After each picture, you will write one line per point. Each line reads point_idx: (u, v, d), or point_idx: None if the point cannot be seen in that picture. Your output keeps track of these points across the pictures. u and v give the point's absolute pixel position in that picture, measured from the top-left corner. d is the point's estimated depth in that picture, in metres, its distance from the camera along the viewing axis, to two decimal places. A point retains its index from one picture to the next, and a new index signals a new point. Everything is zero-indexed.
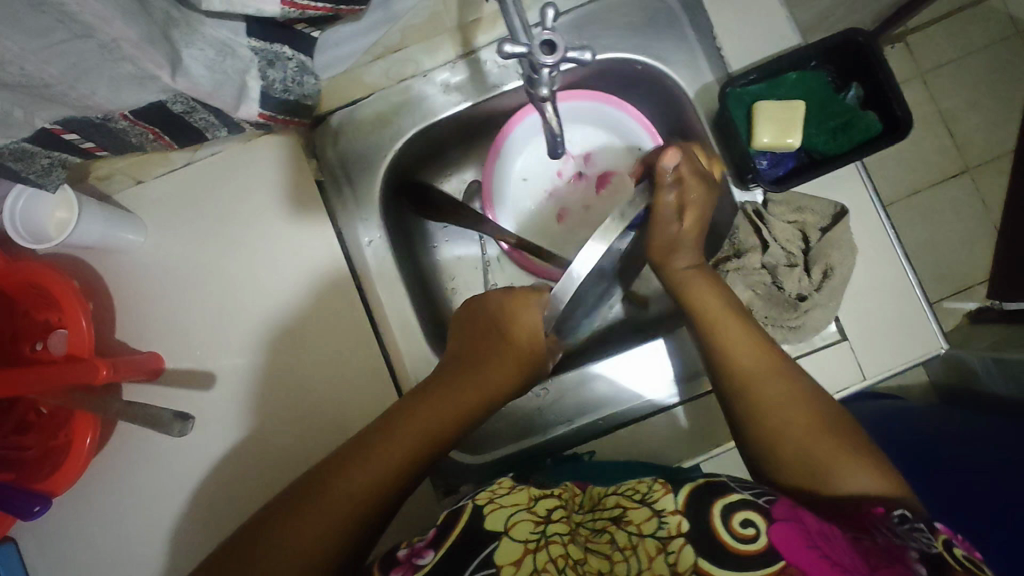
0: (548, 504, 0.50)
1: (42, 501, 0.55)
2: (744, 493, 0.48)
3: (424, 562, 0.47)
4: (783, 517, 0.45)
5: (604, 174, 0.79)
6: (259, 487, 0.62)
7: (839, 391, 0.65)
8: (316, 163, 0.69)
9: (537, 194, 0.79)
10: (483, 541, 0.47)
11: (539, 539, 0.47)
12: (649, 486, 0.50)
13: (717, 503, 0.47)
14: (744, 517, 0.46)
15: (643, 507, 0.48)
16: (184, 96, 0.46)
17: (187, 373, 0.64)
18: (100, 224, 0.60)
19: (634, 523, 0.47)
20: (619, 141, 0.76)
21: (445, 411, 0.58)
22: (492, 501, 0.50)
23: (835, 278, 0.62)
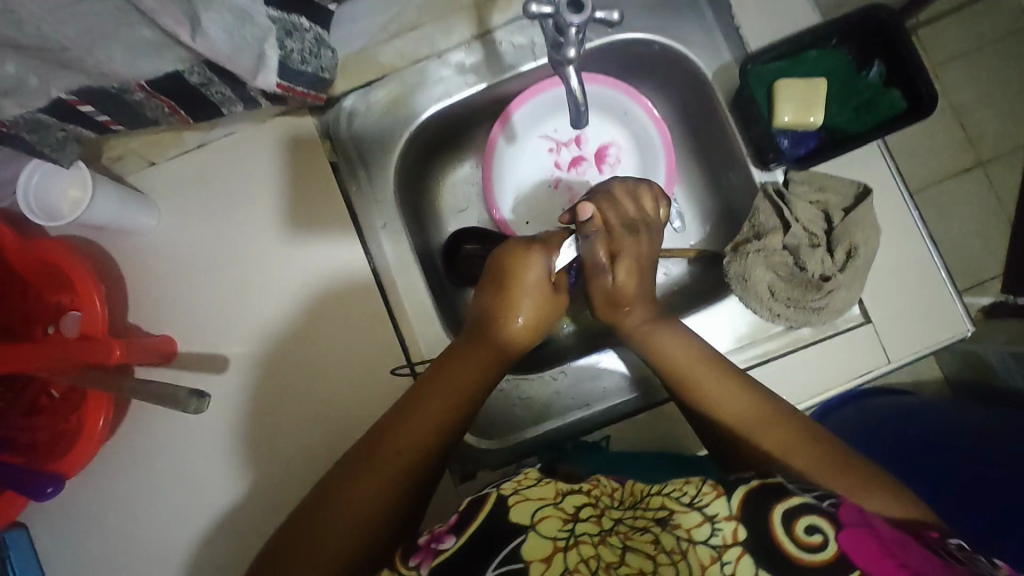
0: (577, 501, 0.47)
1: (55, 482, 0.53)
2: (806, 496, 0.44)
3: (446, 547, 0.44)
4: (852, 524, 0.42)
5: (599, 149, 0.78)
6: (273, 473, 0.62)
7: (862, 374, 0.63)
8: (330, 144, 0.68)
9: (540, 184, 0.78)
10: (510, 535, 0.44)
11: (570, 537, 0.44)
12: (697, 486, 0.46)
13: (779, 508, 0.43)
14: (809, 525, 0.42)
15: (693, 511, 0.44)
16: (201, 66, 0.45)
17: (199, 356, 0.63)
18: (114, 202, 0.60)
19: (682, 527, 0.44)
20: (608, 114, 0.76)
21: (456, 385, 0.56)
22: (519, 493, 0.46)
23: (859, 258, 0.61)
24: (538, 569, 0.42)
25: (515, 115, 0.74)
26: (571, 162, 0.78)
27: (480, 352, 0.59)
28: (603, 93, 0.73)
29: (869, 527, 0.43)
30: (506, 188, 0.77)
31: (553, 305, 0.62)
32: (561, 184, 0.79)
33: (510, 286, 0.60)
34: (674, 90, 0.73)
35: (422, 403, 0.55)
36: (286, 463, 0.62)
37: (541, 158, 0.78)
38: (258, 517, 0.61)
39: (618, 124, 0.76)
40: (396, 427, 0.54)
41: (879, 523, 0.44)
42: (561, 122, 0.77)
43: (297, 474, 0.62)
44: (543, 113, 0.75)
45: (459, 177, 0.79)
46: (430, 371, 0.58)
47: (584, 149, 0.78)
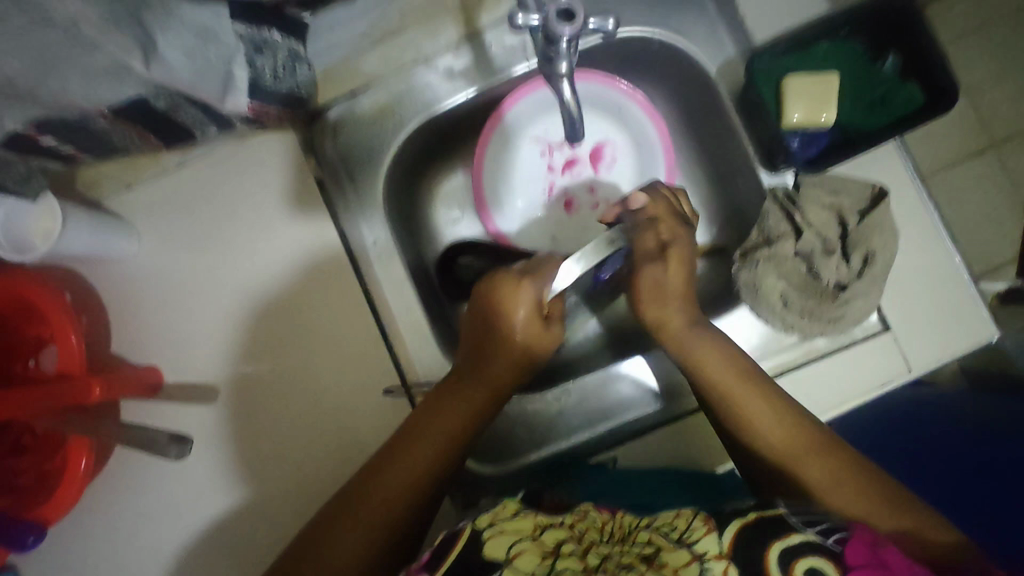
0: (558, 535, 0.44)
1: (36, 530, 0.52)
2: (808, 533, 0.44)
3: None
4: (860, 562, 0.41)
5: (595, 149, 0.74)
6: (271, 505, 0.59)
7: (881, 385, 0.60)
8: (314, 159, 0.64)
9: (535, 189, 0.75)
10: (484, 572, 0.41)
11: (548, 572, 0.41)
12: (686, 521, 0.46)
13: (774, 545, 0.42)
14: (809, 567, 0.41)
15: (681, 549, 0.43)
16: (166, 90, 0.42)
17: (187, 387, 0.61)
18: (88, 232, 0.57)
19: (671, 567, 0.42)
20: (602, 113, 0.72)
21: (456, 413, 0.55)
22: (493, 527, 0.44)
23: (877, 265, 0.57)
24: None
25: (504, 121, 0.70)
26: (565, 165, 0.74)
27: (474, 385, 0.56)
28: (595, 93, 0.70)
29: (887, 567, 0.41)
30: (499, 196, 0.74)
31: (550, 339, 0.58)
32: (556, 189, 0.75)
33: (500, 314, 0.56)
34: (676, 87, 0.69)
35: (415, 438, 0.54)
36: (285, 495, 0.60)
37: (533, 163, 0.74)
38: (259, 551, 0.59)
39: (613, 123, 0.72)
40: (389, 462, 0.52)
41: (902, 560, 0.41)
42: (552, 124, 0.73)
43: (295, 505, 0.59)
44: (534, 115, 0.72)
45: (453, 187, 0.75)
46: (429, 398, 0.57)
47: (577, 151, 0.74)
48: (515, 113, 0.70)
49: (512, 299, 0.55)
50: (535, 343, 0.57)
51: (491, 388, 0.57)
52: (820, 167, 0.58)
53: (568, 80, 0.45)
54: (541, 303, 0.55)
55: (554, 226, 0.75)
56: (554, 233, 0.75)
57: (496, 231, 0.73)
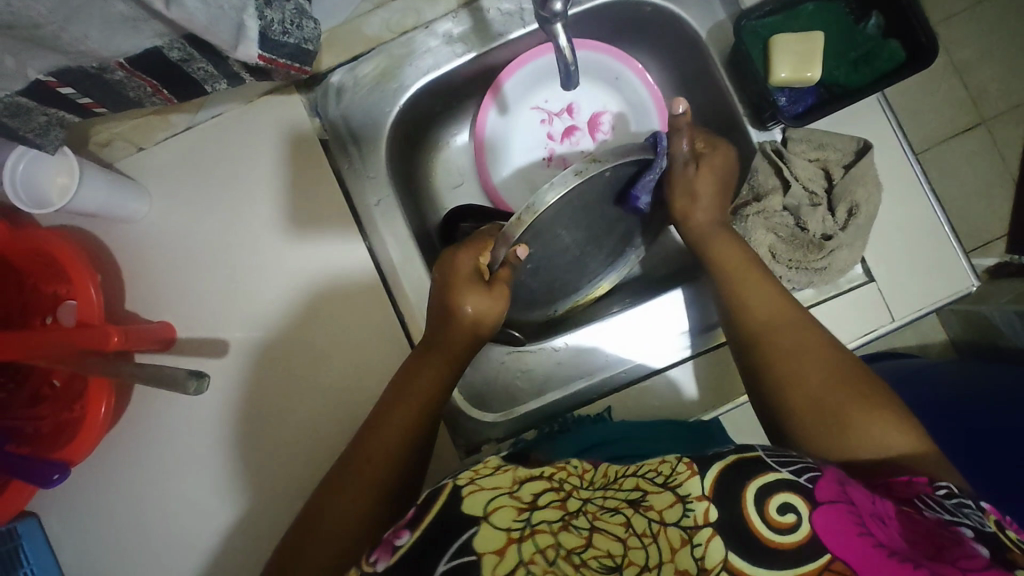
0: (534, 488, 0.45)
1: (61, 469, 0.53)
2: (783, 471, 0.43)
3: (400, 544, 0.42)
4: (829, 500, 0.41)
5: (593, 119, 0.77)
6: (282, 454, 0.62)
7: (867, 333, 0.63)
8: (320, 123, 0.67)
9: (535, 157, 0.77)
10: (460, 528, 0.42)
11: (525, 527, 0.42)
12: (671, 465, 0.45)
13: (751, 485, 0.43)
14: (783, 503, 0.41)
15: (665, 491, 0.44)
16: (181, 41, 0.44)
17: (199, 341, 0.63)
18: (103, 189, 0.59)
19: (655, 509, 0.43)
20: (600, 82, 0.75)
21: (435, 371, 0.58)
22: (472, 483, 0.45)
23: (861, 216, 0.60)
24: (488, 564, 0.40)
25: (504, 90, 0.73)
26: (564, 133, 0.77)
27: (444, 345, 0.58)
28: (592, 61, 0.72)
29: (853, 504, 0.41)
30: (500, 163, 0.76)
31: (505, 302, 0.58)
32: (556, 157, 0.77)
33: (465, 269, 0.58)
34: (669, 53, 0.71)
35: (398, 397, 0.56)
36: (295, 443, 0.62)
37: (533, 131, 0.77)
38: (273, 498, 0.61)
39: (610, 91, 0.75)
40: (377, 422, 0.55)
41: (867, 498, 0.42)
42: (551, 93, 0.75)
43: (304, 453, 0.62)
44: (534, 84, 0.74)
45: (454, 153, 0.78)
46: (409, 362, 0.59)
47: (577, 119, 0.77)
48: (517, 81, 0.73)
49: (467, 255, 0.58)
50: (486, 310, 0.57)
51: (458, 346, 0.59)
52: (804, 122, 0.61)
53: (560, 22, 0.48)
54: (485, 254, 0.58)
55: None
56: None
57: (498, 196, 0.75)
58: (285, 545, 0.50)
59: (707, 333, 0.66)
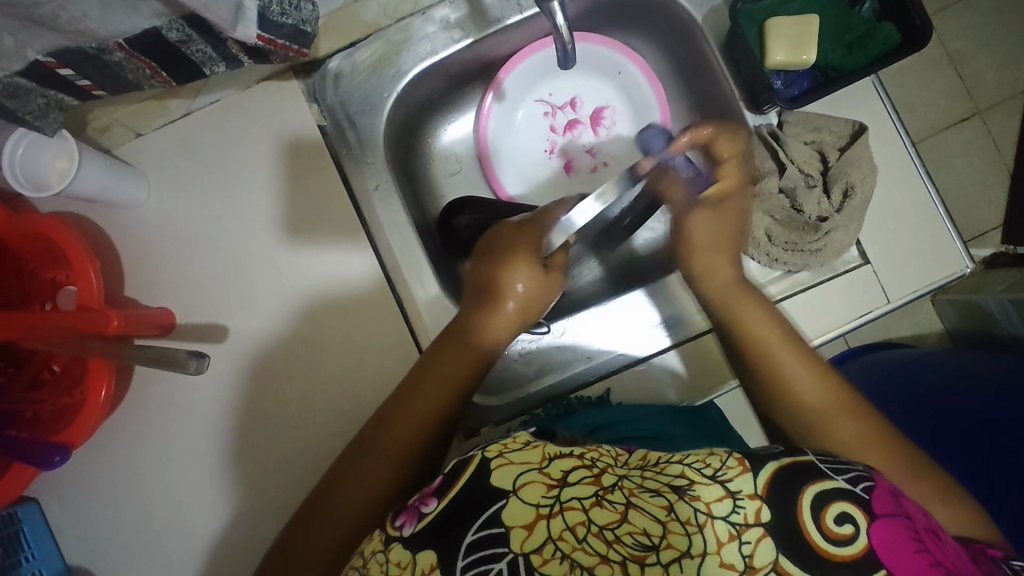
0: (565, 465, 0.45)
1: (63, 451, 0.54)
2: (839, 479, 0.44)
3: (427, 511, 0.44)
4: (886, 514, 0.42)
5: (595, 112, 0.77)
6: (283, 438, 0.62)
7: (862, 315, 0.63)
8: (317, 109, 0.67)
9: (537, 149, 0.77)
10: (488, 501, 0.43)
11: (555, 504, 0.43)
12: (721, 459, 0.45)
13: (809, 490, 0.43)
14: (839, 512, 0.42)
15: (715, 485, 0.43)
16: (180, 22, 0.45)
17: (199, 326, 0.63)
18: (102, 176, 0.59)
19: (701, 500, 0.42)
20: (602, 76, 0.76)
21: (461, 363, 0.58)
22: (501, 456, 0.46)
23: (856, 197, 0.60)
24: (517, 538, 0.41)
25: (506, 81, 0.73)
26: (567, 126, 0.78)
27: (466, 345, 0.59)
28: (594, 52, 0.73)
29: (906, 519, 0.42)
30: (501, 154, 0.76)
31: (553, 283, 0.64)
32: (557, 149, 0.78)
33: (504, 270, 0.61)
34: (665, 38, 0.72)
35: (417, 390, 0.56)
36: (295, 429, 0.62)
37: (536, 123, 0.77)
38: (274, 482, 0.61)
39: (612, 84, 0.76)
40: (392, 414, 0.55)
41: (917, 513, 0.44)
42: (556, 86, 0.76)
43: (304, 437, 0.62)
44: (537, 77, 0.75)
45: (452, 142, 0.78)
46: (430, 351, 0.59)
47: (580, 113, 0.77)
48: (520, 73, 0.74)
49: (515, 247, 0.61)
50: (535, 289, 0.62)
51: (480, 348, 0.60)
52: (801, 104, 0.61)
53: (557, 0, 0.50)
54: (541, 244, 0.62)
55: (550, 181, 0.77)
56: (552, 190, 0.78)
57: (496, 183, 0.75)
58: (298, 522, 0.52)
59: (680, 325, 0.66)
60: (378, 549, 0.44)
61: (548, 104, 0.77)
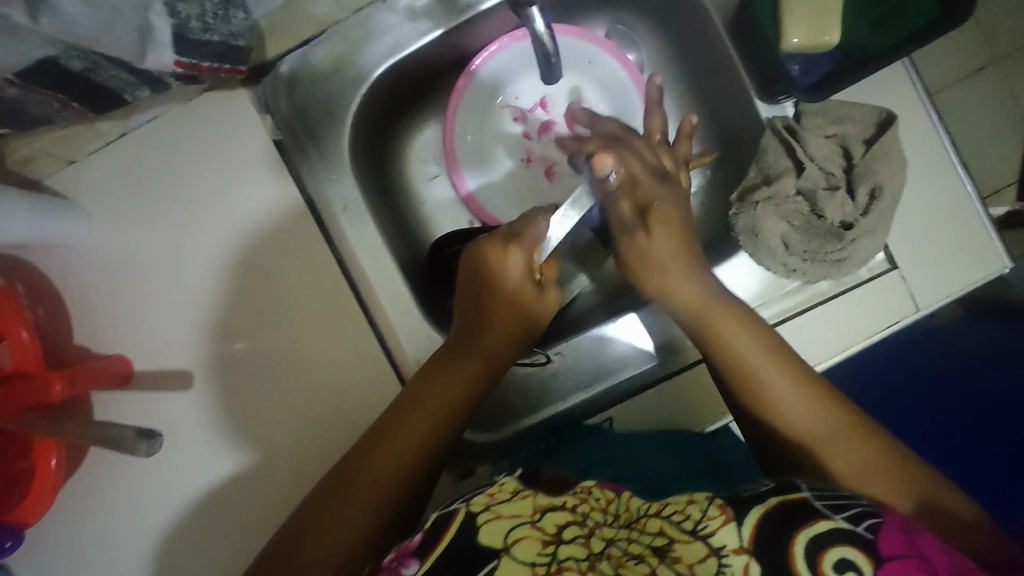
0: (559, 519, 0.40)
1: (15, 535, 0.49)
2: (839, 521, 0.38)
3: (411, 573, 0.37)
4: (902, 558, 0.36)
5: (570, 111, 0.70)
6: (258, 491, 0.56)
7: (888, 326, 0.57)
8: (271, 119, 0.59)
9: (509, 155, 0.70)
10: (480, 558, 0.37)
11: (551, 562, 0.37)
12: (701, 508, 0.40)
13: (799, 538, 0.37)
14: (839, 559, 0.37)
15: (696, 541, 0.38)
16: (80, 49, 0.36)
17: (159, 374, 0.57)
18: (26, 219, 0.51)
19: (683, 562, 0.37)
20: (577, 74, 0.68)
21: (455, 383, 0.52)
22: (488, 509, 0.39)
23: (884, 198, 0.53)
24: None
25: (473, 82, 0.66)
26: (540, 129, 0.70)
27: (451, 363, 0.52)
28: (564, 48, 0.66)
29: (925, 560, 0.37)
30: (469, 160, 0.69)
31: (549, 303, 0.56)
32: (533, 155, 0.71)
33: (491, 296, 0.53)
34: (662, 16, 0.63)
35: (407, 414, 0.50)
36: (271, 485, 0.56)
37: (505, 126, 0.70)
38: (256, 542, 0.55)
39: (586, 80, 0.69)
40: (378, 439, 0.49)
41: (939, 549, 0.37)
42: (520, 88, 0.69)
43: (283, 490, 0.56)
44: (508, 76, 0.68)
45: (426, 141, 0.70)
46: (423, 370, 0.53)
47: (551, 113, 0.70)
48: (489, 74, 0.66)
49: (502, 269, 0.52)
50: (526, 301, 0.54)
51: (469, 372, 0.52)
52: (824, 95, 0.54)
53: None
54: (532, 263, 0.53)
55: (527, 190, 0.71)
56: (522, 195, 0.70)
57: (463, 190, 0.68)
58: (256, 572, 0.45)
59: (680, 351, 0.59)
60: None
61: (519, 106, 0.70)
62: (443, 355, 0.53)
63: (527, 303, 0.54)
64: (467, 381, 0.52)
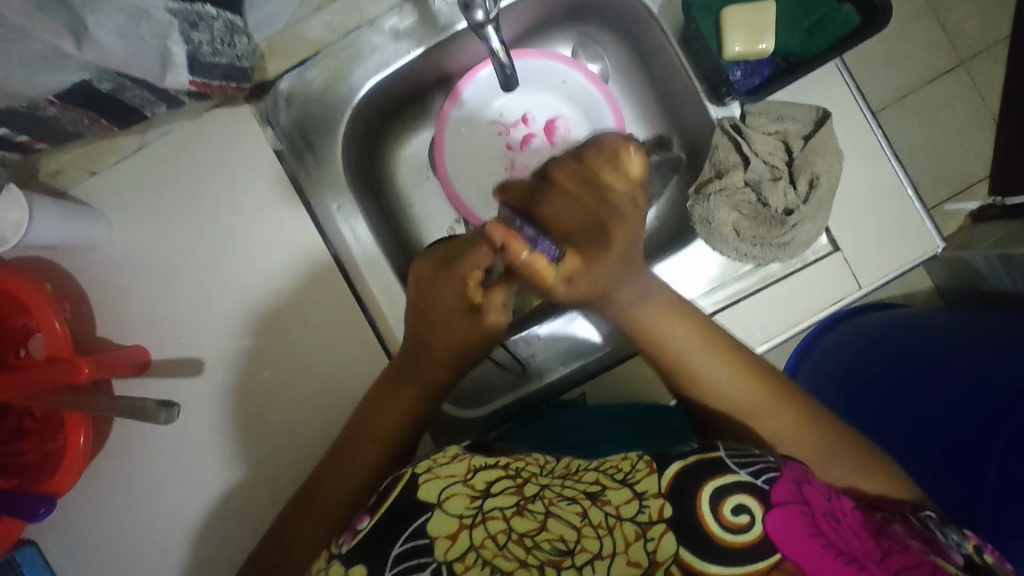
0: (489, 476, 0.45)
1: (47, 502, 0.55)
2: (742, 472, 0.43)
3: (362, 527, 0.43)
4: (787, 502, 0.42)
5: (549, 124, 0.76)
6: (266, 465, 0.62)
7: (832, 304, 0.63)
8: (272, 132, 0.65)
9: (496, 165, 0.77)
10: (415, 512, 0.43)
11: (477, 515, 0.43)
12: (632, 463, 0.46)
13: (706, 487, 0.43)
14: (736, 504, 0.42)
15: (623, 488, 0.44)
16: (109, 73, 0.43)
17: (175, 362, 0.63)
18: (57, 223, 0.58)
19: (611, 504, 0.43)
20: (552, 91, 0.75)
21: (407, 392, 0.56)
22: (429, 471, 0.45)
23: (822, 187, 0.59)
24: (441, 547, 0.41)
25: (462, 100, 0.73)
26: (523, 142, 0.77)
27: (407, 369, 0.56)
28: (538, 66, 0.73)
29: (807, 505, 0.43)
30: (460, 172, 0.75)
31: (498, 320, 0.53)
32: (518, 165, 0.77)
33: (438, 320, 0.53)
34: (622, 32, 0.71)
35: (380, 406, 0.55)
36: (278, 461, 0.62)
37: (492, 140, 0.77)
38: (263, 511, 0.61)
39: (560, 94, 0.75)
40: (355, 436, 0.55)
41: (821, 497, 0.44)
42: (503, 105, 0.76)
43: (288, 463, 0.62)
44: (491, 95, 0.75)
45: (414, 151, 0.77)
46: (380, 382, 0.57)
47: (534, 127, 0.77)
48: (477, 96, 0.74)
49: (443, 299, 0.52)
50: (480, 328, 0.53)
51: (422, 378, 0.56)
52: (760, 97, 0.60)
53: (488, 28, 0.54)
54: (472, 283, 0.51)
55: None
56: None
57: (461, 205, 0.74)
58: (262, 549, 0.52)
59: None
60: (321, 566, 0.43)
61: (505, 123, 0.76)
62: (384, 379, 0.56)
63: (475, 326, 0.53)
64: (422, 385, 0.56)
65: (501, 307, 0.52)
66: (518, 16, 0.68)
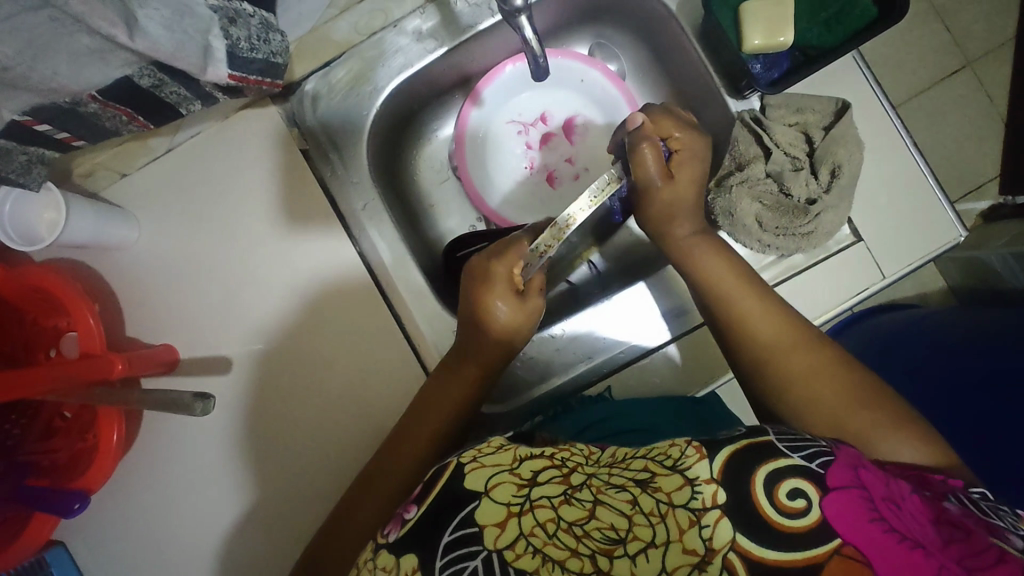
0: (536, 466, 0.45)
1: (81, 497, 0.54)
2: (794, 456, 0.42)
3: (408, 518, 0.44)
4: (843, 486, 0.40)
5: (566, 124, 0.78)
6: (293, 462, 0.62)
7: (856, 293, 0.63)
8: (298, 132, 0.67)
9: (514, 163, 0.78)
10: (461, 502, 0.43)
11: (525, 502, 0.42)
12: (680, 449, 0.44)
13: (759, 469, 0.42)
14: (792, 488, 0.41)
15: (674, 474, 0.42)
16: (150, 68, 0.44)
17: (204, 360, 0.63)
18: (90, 223, 0.59)
19: (662, 490, 0.42)
20: (569, 91, 0.77)
21: (459, 382, 0.58)
22: (475, 460, 0.46)
23: (844, 176, 0.60)
24: (490, 536, 0.41)
25: (482, 97, 0.74)
26: (541, 141, 0.79)
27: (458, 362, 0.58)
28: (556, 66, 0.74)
29: (865, 489, 0.41)
30: (482, 170, 0.77)
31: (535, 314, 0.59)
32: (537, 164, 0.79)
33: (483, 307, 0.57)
34: (638, 30, 0.72)
35: (431, 402, 0.57)
36: (306, 457, 0.62)
37: (511, 140, 0.78)
38: (292, 509, 0.61)
39: (577, 93, 0.77)
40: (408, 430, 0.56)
41: (880, 481, 0.41)
42: (521, 105, 0.77)
43: (315, 459, 0.62)
44: (509, 95, 0.76)
45: (436, 151, 0.78)
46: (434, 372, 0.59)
47: (551, 125, 0.78)
48: (496, 95, 0.75)
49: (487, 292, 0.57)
50: (516, 318, 0.57)
51: (473, 369, 0.58)
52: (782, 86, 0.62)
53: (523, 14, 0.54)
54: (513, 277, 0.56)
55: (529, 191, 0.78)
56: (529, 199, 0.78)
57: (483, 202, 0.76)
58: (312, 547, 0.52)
59: (682, 317, 0.66)
60: (367, 557, 0.44)
61: (521, 122, 0.78)
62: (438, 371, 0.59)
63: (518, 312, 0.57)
64: (475, 377, 0.58)
65: (537, 292, 0.59)
66: (541, 18, 0.70)
